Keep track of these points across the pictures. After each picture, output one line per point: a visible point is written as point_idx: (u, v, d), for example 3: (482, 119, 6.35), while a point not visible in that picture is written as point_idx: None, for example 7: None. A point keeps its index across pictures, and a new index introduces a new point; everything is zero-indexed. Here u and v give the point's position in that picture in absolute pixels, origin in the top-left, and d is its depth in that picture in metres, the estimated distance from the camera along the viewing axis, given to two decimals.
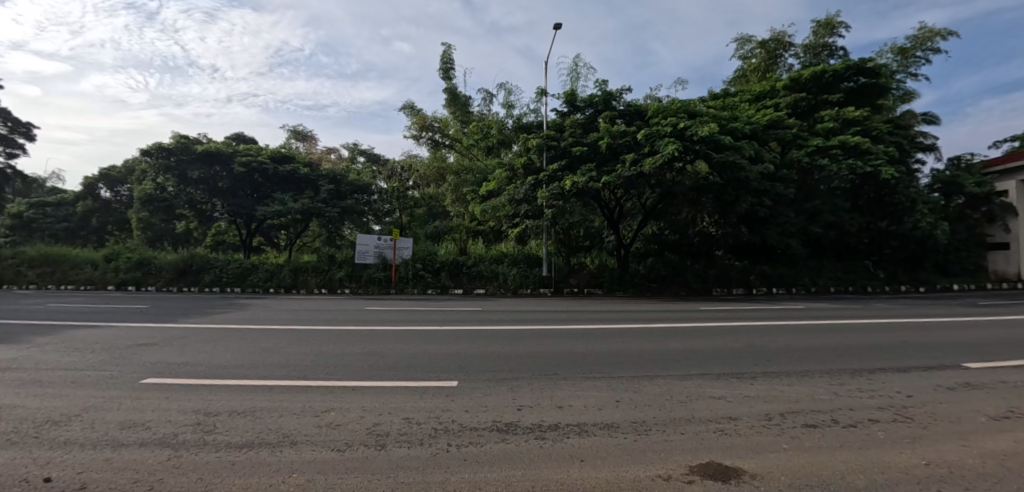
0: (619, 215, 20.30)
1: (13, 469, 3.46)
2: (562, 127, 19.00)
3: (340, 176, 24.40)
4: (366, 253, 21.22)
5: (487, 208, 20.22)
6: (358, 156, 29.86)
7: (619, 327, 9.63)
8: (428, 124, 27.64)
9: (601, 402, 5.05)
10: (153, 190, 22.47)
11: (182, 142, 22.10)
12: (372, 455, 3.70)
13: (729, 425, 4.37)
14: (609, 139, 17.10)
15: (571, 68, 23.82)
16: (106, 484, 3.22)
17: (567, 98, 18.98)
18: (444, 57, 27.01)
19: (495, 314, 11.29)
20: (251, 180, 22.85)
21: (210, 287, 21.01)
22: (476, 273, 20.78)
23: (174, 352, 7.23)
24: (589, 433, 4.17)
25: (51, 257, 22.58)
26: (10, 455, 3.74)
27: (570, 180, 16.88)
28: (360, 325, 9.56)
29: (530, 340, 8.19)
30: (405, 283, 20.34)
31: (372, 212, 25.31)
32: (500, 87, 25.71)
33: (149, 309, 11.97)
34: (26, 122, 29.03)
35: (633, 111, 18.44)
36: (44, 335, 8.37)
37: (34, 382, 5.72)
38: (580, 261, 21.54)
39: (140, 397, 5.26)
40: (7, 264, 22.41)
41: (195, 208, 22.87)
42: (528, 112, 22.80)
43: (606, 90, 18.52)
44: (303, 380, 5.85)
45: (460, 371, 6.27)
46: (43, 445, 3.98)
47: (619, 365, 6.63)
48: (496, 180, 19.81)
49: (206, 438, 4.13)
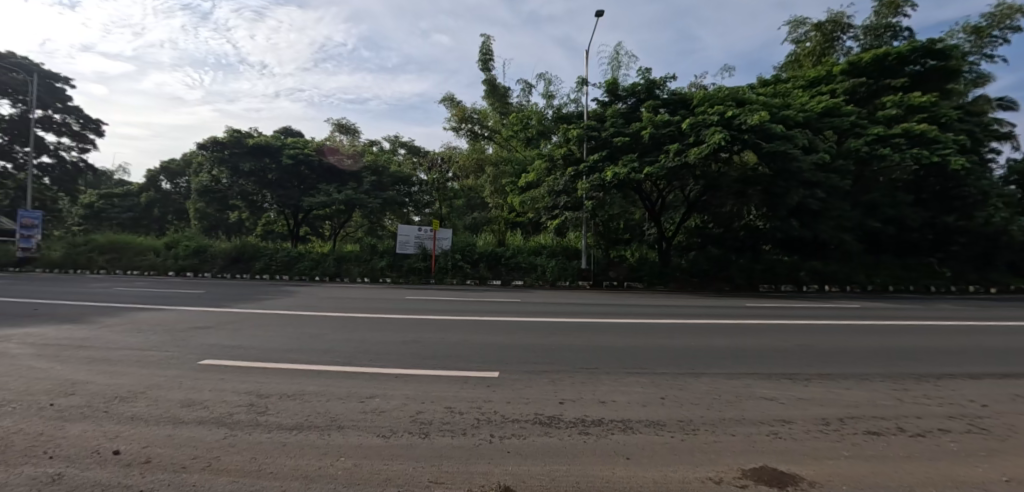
0: (661, 207, 19.85)
1: (86, 442, 3.74)
2: (604, 117, 18.57)
3: (382, 168, 24.86)
4: (407, 243, 21.64)
5: (526, 200, 20.16)
6: (398, 148, 30.39)
7: (661, 321, 9.39)
8: (467, 116, 27.64)
9: (645, 399, 4.91)
10: (208, 182, 23.94)
11: (235, 136, 23.15)
12: (416, 443, 3.75)
13: (783, 428, 4.14)
14: (652, 129, 16.59)
15: (612, 56, 23.24)
16: (167, 460, 3.41)
17: (607, 87, 18.50)
18: (483, 47, 26.81)
19: (533, 306, 11.28)
20: (297, 172, 23.64)
21: (260, 275, 22.07)
22: (514, 264, 20.89)
23: (227, 335, 7.63)
24: (633, 430, 4.08)
25: (120, 244, 24.40)
26: (83, 428, 4.06)
27: (610, 171, 16.45)
28: (402, 314, 9.77)
29: (570, 332, 8.11)
30: (445, 274, 20.68)
31: (412, 203, 25.35)
32: (539, 77, 25.42)
33: (204, 294, 12.66)
34: (95, 119, 31.15)
35: (678, 100, 17.72)
36: (111, 317, 9.01)
37: (104, 360, 6.17)
38: (619, 253, 20.94)
39: (198, 376, 5.59)
40: (80, 250, 24.24)
41: (247, 199, 23.92)
42: (569, 102, 22.52)
43: (648, 79, 17.98)
44: (348, 366, 6.04)
45: (501, 362, 6.28)
46: (112, 419, 4.29)
47: (663, 361, 6.46)
48: (536, 171, 19.70)
49: (259, 418, 4.32)
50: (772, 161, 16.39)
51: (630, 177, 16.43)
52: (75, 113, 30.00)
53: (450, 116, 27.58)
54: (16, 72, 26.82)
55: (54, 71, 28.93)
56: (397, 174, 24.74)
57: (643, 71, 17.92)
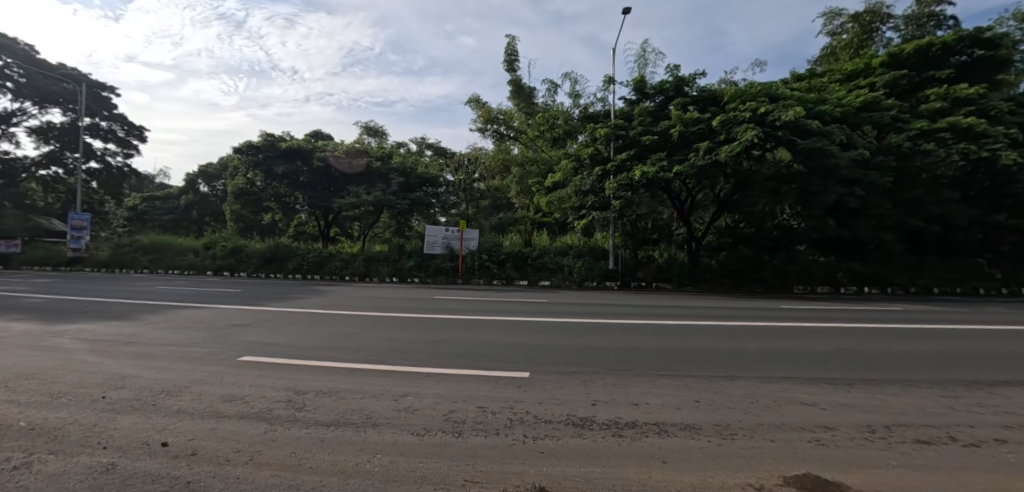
0: (690, 206, 19.49)
1: (137, 434, 3.92)
2: (631, 116, 18.36)
3: (411, 169, 25.03)
4: (434, 243, 21.85)
5: (552, 200, 20.08)
6: (425, 150, 30.78)
7: (692, 323, 9.20)
8: (494, 117, 27.43)
9: (679, 402, 4.81)
10: (244, 184, 24.63)
11: (269, 140, 23.90)
12: (450, 441, 3.78)
13: (825, 435, 3.98)
14: (681, 127, 16.28)
15: (639, 53, 22.93)
16: (212, 452, 3.53)
17: (635, 85, 18.29)
18: (509, 48, 26.87)
19: (561, 307, 11.24)
20: (328, 174, 24.22)
21: (293, 274, 22.72)
22: (540, 264, 20.91)
23: (263, 333, 7.87)
24: (668, 433, 3.99)
25: (161, 245, 25.49)
26: (133, 420, 4.25)
27: (638, 170, 16.23)
28: (430, 314, 9.89)
29: (600, 333, 8.05)
30: (472, 274, 20.81)
31: (439, 204, 25.59)
32: (565, 76, 25.31)
33: (242, 293, 13.14)
34: (139, 125, 32.66)
35: (708, 97, 17.38)
36: (156, 314, 9.43)
37: (150, 356, 6.46)
38: (647, 253, 20.60)
39: (238, 372, 5.79)
40: (125, 250, 25.50)
41: (280, 200, 24.64)
42: (596, 101, 22.39)
43: (677, 76, 17.67)
44: (380, 364, 6.13)
45: (531, 362, 6.29)
46: (159, 412, 4.48)
47: (698, 363, 6.32)
48: (562, 171, 19.62)
49: (297, 414, 4.43)
50: (808, 159, 15.85)
51: (660, 176, 16.15)
52: (121, 120, 31.51)
53: (476, 117, 27.62)
54: (67, 83, 28.33)
55: (101, 81, 30.48)
56: (425, 175, 24.94)
57: (672, 68, 17.62)
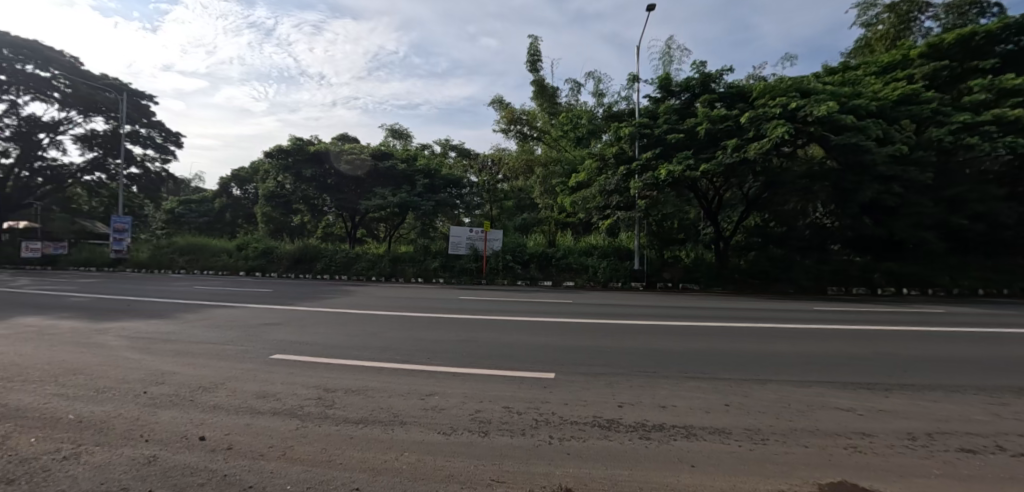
0: (718, 205, 19.11)
1: (176, 428, 4.08)
2: (656, 114, 18.13)
3: (434, 171, 25.37)
4: (459, 244, 22.01)
5: (576, 200, 19.97)
6: (449, 151, 31.11)
7: (721, 324, 9.03)
8: (517, 117, 26.95)
9: (708, 405, 4.72)
10: (275, 187, 25.37)
11: (297, 144, 24.56)
12: (476, 441, 3.80)
13: (862, 442, 3.83)
14: (708, 125, 15.98)
15: (664, 50, 22.58)
16: (247, 447, 3.65)
17: (660, 83, 18.02)
18: (532, 48, 26.85)
19: (587, 307, 11.19)
20: (355, 177, 24.73)
21: (321, 274, 23.31)
22: (565, 265, 20.92)
23: (293, 332, 8.10)
24: (697, 437, 3.92)
25: (196, 246, 26.56)
26: (173, 414, 4.44)
27: (664, 169, 16.03)
28: (455, 314, 10.00)
29: (627, 334, 7.99)
30: (496, 274, 20.92)
31: (463, 205, 25.80)
32: (589, 75, 25.17)
33: (273, 293, 13.58)
34: (176, 132, 34.06)
35: (736, 93, 17.01)
36: (193, 313, 9.82)
37: (188, 353, 6.73)
38: (674, 254, 20.24)
39: (270, 370, 5.97)
40: (164, 252, 26.66)
41: (309, 202, 25.26)
42: (620, 100, 22.22)
43: (704, 73, 17.34)
44: (406, 363, 6.24)
45: (556, 362, 6.29)
46: (197, 407, 4.67)
47: (728, 366, 6.20)
48: (586, 171, 19.52)
49: (327, 411, 4.54)
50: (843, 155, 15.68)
51: (686, 175, 15.90)
52: (160, 127, 32.97)
53: (500, 118, 27.64)
54: (110, 92, 29.82)
55: (141, 90, 31.97)
56: (448, 176, 25.26)
57: (698, 65, 17.32)
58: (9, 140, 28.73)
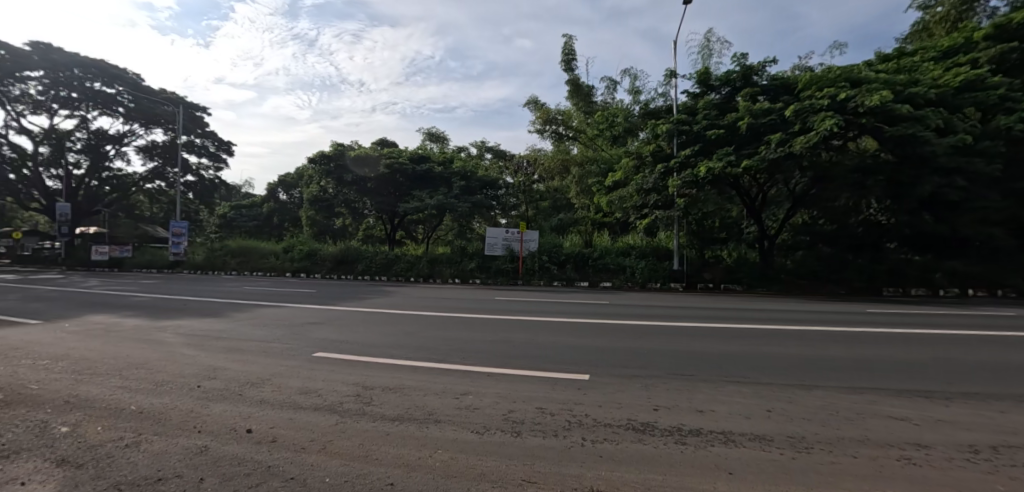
0: (761, 203, 18.39)
1: (227, 420, 4.34)
2: (695, 110, 17.68)
3: (470, 173, 25.67)
4: (495, 245, 22.15)
5: (613, 200, 19.76)
6: (485, 153, 31.48)
7: (766, 327, 8.65)
8: (551, 117, 27.04)
9: (748, 411, 4.55)
10: (318, 192, 26.40)
11: (339, 149, 25.53)
12: (508, 441, 3.84)
13: (916, 453, 3.58)
14: (750, 119, 15.42)
15: (702, 44, 21.96)
16: (290, 440, 3.84)
17: (699, 78, 17.57)
18: (566, 48, 26.73)
19: (624, 308, 11.06)
20: (393, 180, 25.43)
21: (362, 275, 24.13)
22: (602, 265, 20.71)
23: (334, 331, 8.42)
24: (735, 443, 3.79)
25: (246, 248, 28.07)
26: (224, 407, 4.73)
27: (703, 166, 15.62)
28: (491, 314, 10.09)
29: (665, 336, 7.85)
30: (532, 275, 21.00)
31: (499, 206, 26.00)
32: (625, 72, 24.85)
33: (316, 293, 14.19)
34: (227, 141, 36.14)
35: (780, 85, 16.35)
36: (243, 312, 10.41)
37: (238, 350, 7.14)
38: (715, 253, 19.64)
39: (313, 367, 6.24)
40: (217, 254, 28.33)
41: (350, 206, 26.15)
42: (657, 96, 21.83)
43: (746, 65, 16.75)
44: (441, 363, 6.37)
45: (592, 364, 6.24)
46: (245, 401, 4.95)
47: (771, 370, 5.96)
48: (623, 170, 19.30)
49: (365, 408, 4.70)
50: (899, 147, 14.79)
51: (727, 172, 15.43)
52: (214, 137, 35.12)
53: (535, 119, 27.60)
54: (168, 105, 32.03)
55: (196, 102, 34.15)
56: (484, 178, 25.47)
57: (739, 57, 16.77)
58: (81, 153, 31.34)
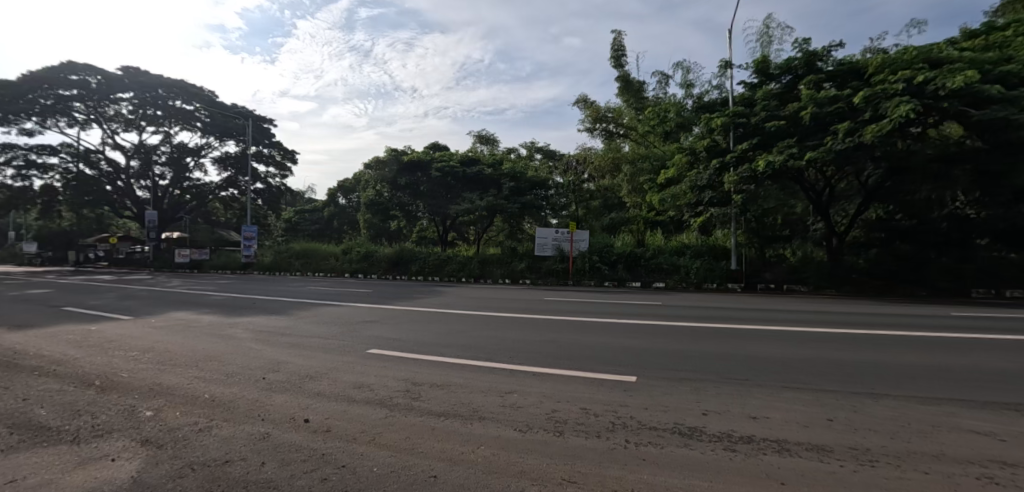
0: (829, 198, 17.17)
1: (288, 410, 4.66)
2: (753, 101, 16.79)
3: (520, 174, 25.82)
4: (545, 245, 22.22)
5: (665, 198, 19.28)
6: (535, 153, 31.65)
7: (835, 331, 8.06)
8: (602, 115, 26.03)
9: (807, 420, 4.26)
10: (374, 196, 27.25)
11: (394, 154, 26.63)
12: (551, 440, 3.84)
13: (1002, 473, 3.19)
14: (813, 108, 14.45)
15: (761, 31, 20.84)
16: (342, 431, 4.06)
17: (756, 67, 16.70)
18: (615, 44, 26.31)
19: (679, 309, 10.72)
20: (445, 183, 26.07)
21: (416, 276, 24.97)
22: (654, 265, 20.17)
23: (386, 329, 8.77)
24: (790, 453, 3.56)
25: (309, 250, 29.88)
26: (285, 398, 5.07)
27: (762, 160, 14.81)
28: (540, 315, 10.09)
29: (720, 339, 7.54)
30: (582, 276, 20.82)
31: (549, 207, 26.25)
32: (677, 66, 24.12)
33: (373, 293, 14.87)
34: (292, 151, 38.73)
35: (848, 70, 15.20)
36: (305, 310, 11.10)
37: (299, 346, 7.62)
38: (777, 252, 18.64)
39: (366, 363, 6.55)
40: (284, 255, 30.33)
41: (404, 209, 26.98)
42: (712, 89, 21.01)
43: (809, 51, 15.72)
44: (488, 361, 6.48)
45: (641, 366, 6.09)
46: (304, 393, 5.28)
47: (838, 377, 5.55)
48: (676, 166, 18.79)
49: (413, 403, 4.88)
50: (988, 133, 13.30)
51: (789, 165, 14.52)
52: (282, 148, 37.77)
53: (585, 116, 26.74)
54: (240, 119, 34.89)
55: (263, 115, 36.76)
56: (534, 178, 25.61)
57: (801, 43, 15.77)
58: (165, 165, 34.57)
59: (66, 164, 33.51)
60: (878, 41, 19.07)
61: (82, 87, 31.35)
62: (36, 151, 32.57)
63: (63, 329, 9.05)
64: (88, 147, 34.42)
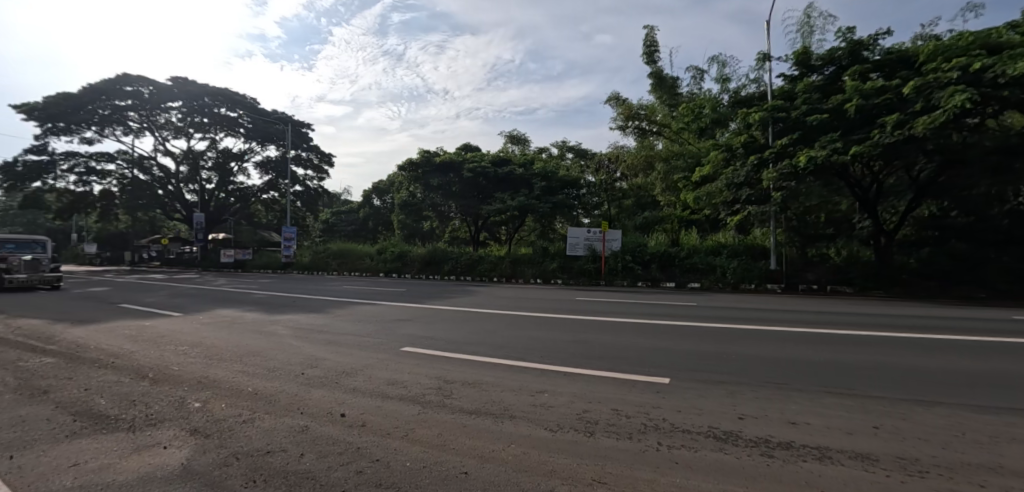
0: (876, 194, 16.31)
1: (325, 404, 4.81)
2: (793, 94, 16.16)
3: (551, 173, 25.77)
4: (576, 245, 22.08)
5: (700, 196, 18.90)
6: (566, 153, 31.47)
7: (887, 335, 7.62)
8: (635, 113, 25.69)
9: (852, 427, 4.05)
10: (407, 197, 27.79)
11: (426, 156, 27.03)
12: (582, 441, 3.80)
13: None
14: (859, 101, 13.76)
15: (801, 20, 20.00)
16: (376, 426, 4.15)
17: (796, 59, 16.07)
18: (648, 39, 25.81)
19: (716, 310, 10.42)
20: (476, 183, 26.25)
21: (448, 276, 25.35)
22: (688, 265, 19.69)
23: (419, 328, 8.93)
24: (832, 460, 3.38)
25: (345, 250, 30.74)
26: (322, 393, 5.23)
27: (803, 156, 14.26)
28: (572, 315, 10.03)
29: (760, 341, 7.29)
30: (614, 276, 20.58)
31: (581, 206, 26.09)
32: (713, 60, 23.43)
33: (406, 292, 15.16)
34: (329, 154, 39.95)
35: (896, 59, 14.44)
36: (342, 309, 11.43)
37: (336, 343, 7.85)
38: (819, 251, 17.89)
39: (400, 360, 6.68)
40: (321, 255, 31.31)
41: (437, 209, 27.36)
42: (749, 82, 20.37)
43: (853, 40, 15.08)
44: (519, 361, 6.49)
45: (676, 368, 5.97)
46: (340, 388, 5.43)
47: (889, 383, 5.24)
48: (711, 163, 18.33)
49: (445, 400, 4.94)
50: None
51: (832, 160, 13.89)
52: (319, 152, 38.96)
53: (616, 114, 26.45)
54: (280, 124, 36.43)
55: (302, 120, 38.08)
56: (565, 178, 25.52)
57: (845, 32, 15.08)
58: (211, 170, 36.42)
59: (122, 170, 35.70)
60: (930, 28, 17.92)
61: (135, 98, 33.33)
62: (96, 158, 34.84)
63: (121, 324, 9.68)
64: (142, 154, 36.54)
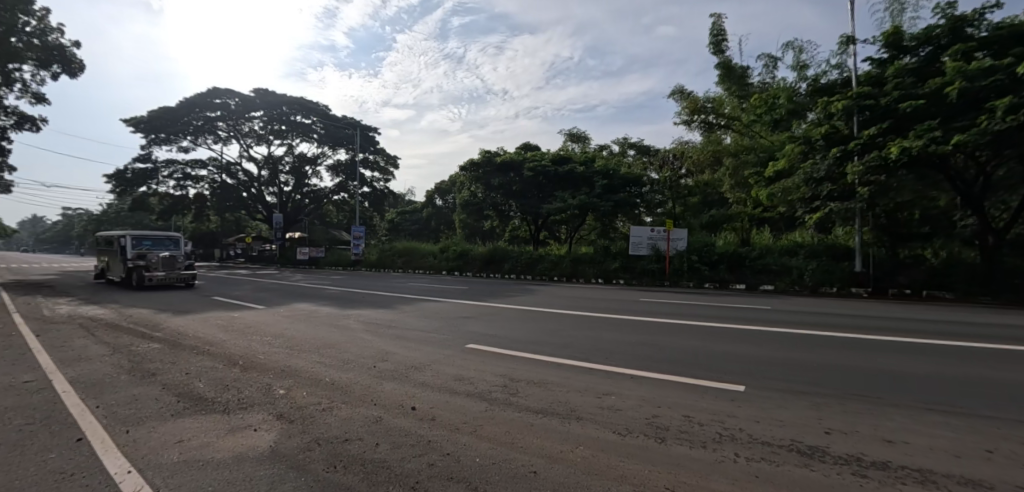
0: (983, 188, 14.44)
1: (397, 397, 5.03)
2: (882, 79, 14.75)
3: (612, 171, 25.30)
4: (639, 244, 21.31)
5: (774, 192, 17.49)
6: (628, 149, 30.70)
7: (1005, 347, 6.71)
8: (701, 106, 24.58)
9: (962, 450, 3.61)
10: (469, 196, 28.46)
11: (487, 156, 27.49)
12: (652, 446, 3.70)
13: None
14: (962, 84, 12.24)
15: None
16: (445, 420, 4.29)
17: (885, 40, 14.65)
18: (715, 28, 24.55)
19: (797, 315, 9.72)
20: (536, 182, 26.35)
21: (508, 274, 25.72)
22: (760, 266, 18.62)
23: (482, 325, 9.12)
24: (936, 485, 3.05)
25: (408, 249, 32.00)
26: (393, 386, 5.48)
27: (894, 147, 13.01)
28: (638, 316, 9.78)
29: (850, 350, 6.70)
30: (679, 276, 19.95)
31: (644, 204, 25.28)
32: (788, 46, 21.82)
33: (469, 291, 15.52)
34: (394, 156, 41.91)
35: (1009, 34, 12.74)
36: (408, 305, 11.91)
37: (404, 338, 8.21)
38: (913, 252, 16.25)
39: (465, 357, 6.85)
40: (387, 253, 32.78)
41: (498, 208, 27.82)
42: (831, 68, 18.84)
43: (954, 17, 13.49)
44: (584, 362, 6.43)
45: (752, 375, 5.64)
46: (409, 382, 5.67)
47: (1009, 403, 4.61)
48: (787, 157, 17.13)
49: (511, 398, 5.00)
50: None
51: (929, 151, 12.54)
52: (386, 154, 41.02)
53: (681, 109, 25.56)
54: (349, 129, 38.62)
55: (369, 124, 40.21)
56: (627, 175, 24.91)
57: (944, 7, 13.48)
58: (288, 174, 39.37)
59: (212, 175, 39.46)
60: None
61: (224, 109, 36.79)
62: (191, 165, 38.76)
63: (214, 315, 10.73)
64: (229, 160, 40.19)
